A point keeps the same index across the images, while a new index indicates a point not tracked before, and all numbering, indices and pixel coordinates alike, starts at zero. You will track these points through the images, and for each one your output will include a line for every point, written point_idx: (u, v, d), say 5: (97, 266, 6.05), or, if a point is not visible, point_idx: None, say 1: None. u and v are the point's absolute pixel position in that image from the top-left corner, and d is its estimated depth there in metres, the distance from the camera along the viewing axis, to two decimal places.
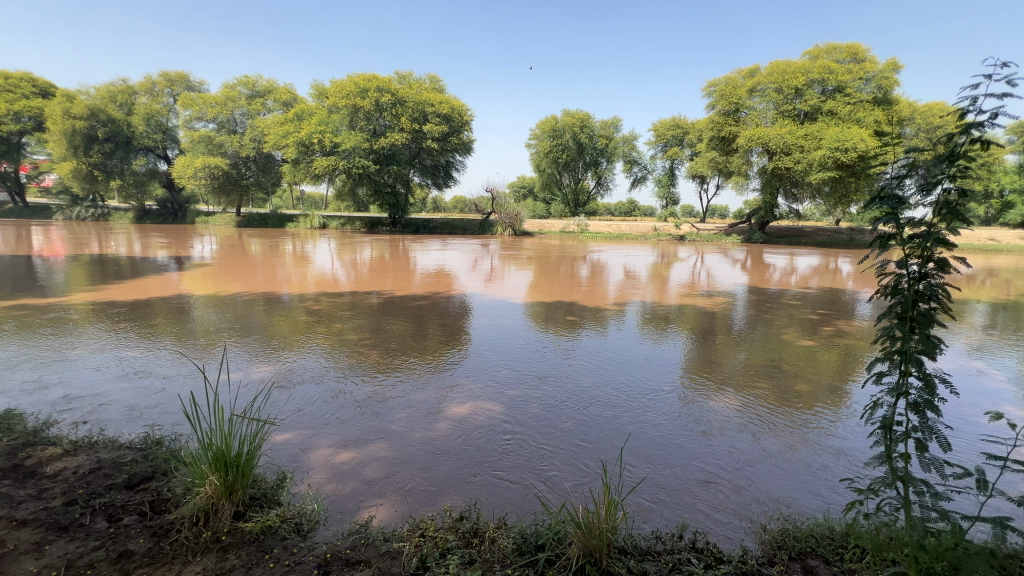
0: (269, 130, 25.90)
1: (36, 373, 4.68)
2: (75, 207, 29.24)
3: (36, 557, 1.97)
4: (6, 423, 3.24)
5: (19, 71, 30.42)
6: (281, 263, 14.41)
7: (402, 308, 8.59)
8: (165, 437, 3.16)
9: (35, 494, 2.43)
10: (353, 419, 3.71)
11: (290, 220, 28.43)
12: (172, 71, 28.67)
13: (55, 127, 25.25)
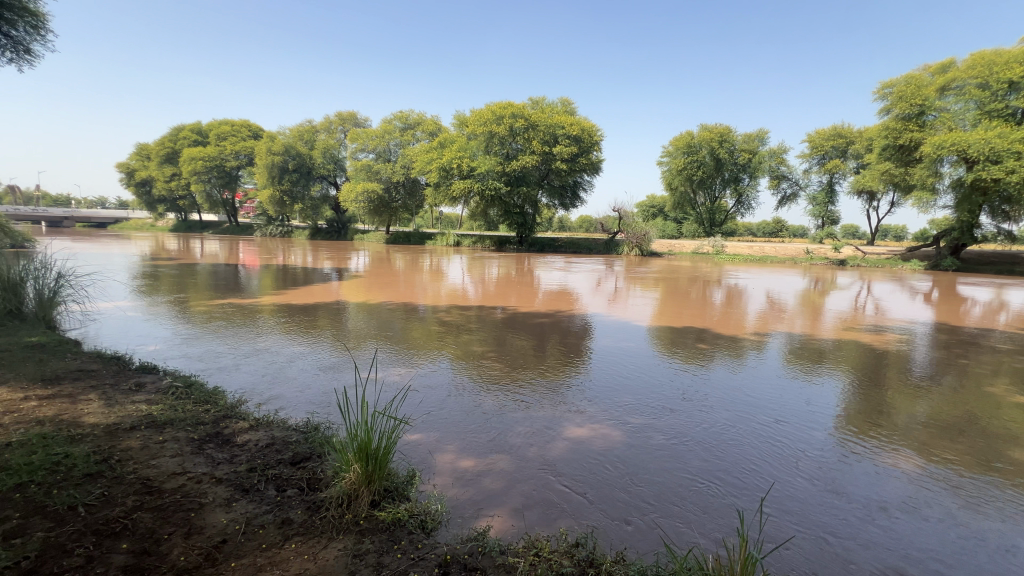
0: (417, 158, 28.99)
1: (234, 358, 5.79)
2: (269, 226, 35.87)
3: (226, 511, 2.40)
4: (213, 397, 4.05)
5: (242, 120, 38.85)
6: (419, 276, 15.91)
7: (525, 325, 8.81)
8: (322, 424, 3.64)
9: (228, 458, 2.97)
10: (475, 427, 3.88)
11: (430, 238, 31.24)
12: (345, 111, 33.91)
13: (260, 162, 31.48)
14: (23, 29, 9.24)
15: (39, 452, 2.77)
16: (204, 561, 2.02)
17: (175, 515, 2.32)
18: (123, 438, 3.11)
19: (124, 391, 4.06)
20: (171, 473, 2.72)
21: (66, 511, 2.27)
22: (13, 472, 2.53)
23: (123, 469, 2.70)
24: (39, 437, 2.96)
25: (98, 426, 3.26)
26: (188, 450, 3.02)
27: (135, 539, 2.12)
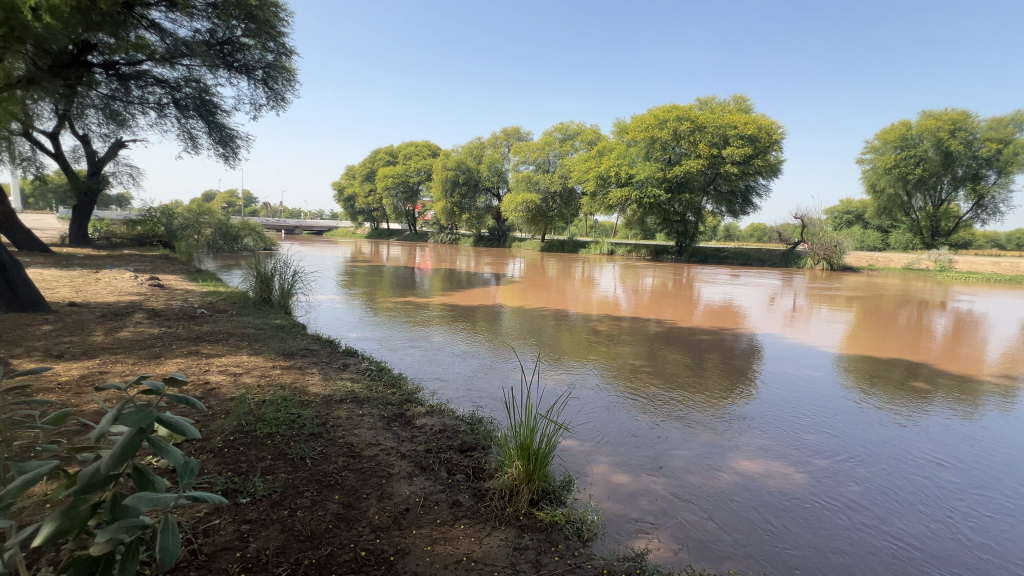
0: (575, 167, 29.53)
1: (411, 350, 6.64)
2: (441, 234, 40.22)
3: (409, 484, 2.75)
4: (398, 382, 4.69)
5: (425, 142, 44.70)
6: (571, 283, 16.17)
7: (683, 340, 8.26)
8: (485, 418, 3.93)
9: (410, 437, 3.41)
10: (630, 443, 3.76)
11: (584, 246, 31.43)
12: (510, 127, 36.44)
13: (438, 178, 35.60)
14: (280, 81, 12.07)
15: (282, 410, 3.56)
16: (392, 523, 2.34)
17: (371, 480, 2.74)
18: (336, 407, 3.81)
19: (335, 368, 4.97)
20: (368, 443, 3.22)
21: (299, 460, 2.87)
22: (267, 423, 3.30)
23: (335, 433, 3.30)
24: (283, 398, 3.80)
25: (319, 395, 4.05)
26: (380, 425, 3.56)
27: (342, 493, 2.57)
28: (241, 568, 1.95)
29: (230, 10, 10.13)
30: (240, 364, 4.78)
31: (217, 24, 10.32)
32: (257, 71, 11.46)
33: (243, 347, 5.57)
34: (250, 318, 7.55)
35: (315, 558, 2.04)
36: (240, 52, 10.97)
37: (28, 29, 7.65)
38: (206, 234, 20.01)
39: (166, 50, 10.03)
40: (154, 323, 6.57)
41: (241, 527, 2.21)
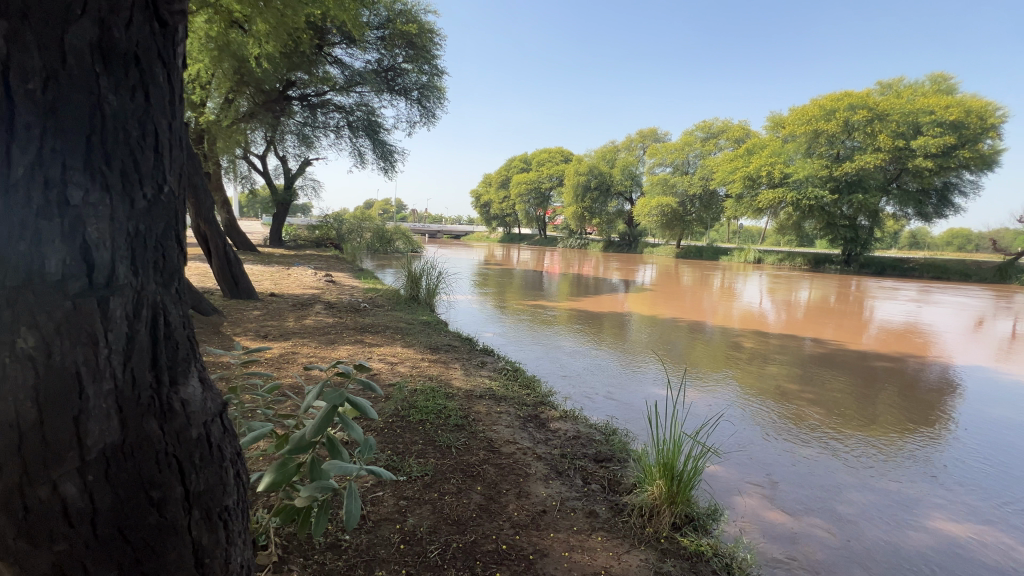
0: (718, 167, 27.33)
1: (541, 353, 6.76)
2: (570, 239, 40.29)
3: (545, 485, 2.81)
4: (532, 384, 4.82)
5: (559, 148, 45.76)
6: (708, 293, 15.00)
7: (850, 365, 7.09)
8: (620, 430, 3.83)
9: (545, 439, 3.48)
10: (786, 477, 3.34)
11: (725, 253, 28.78)
12: (647, 129, 35.54)
13: (570, 183, 35.90)
14: (432, 100, 13.21)
15: (431, 399, 3.90)
16: (531, 522, 2.40)
17: (509, 476, 2.86)
18: (476, 402, 4.06)
19: (474, 365, 5.31)
20: (506, 440, 3.37)
21: (445, 448, 3.11)
22: (418, 410, 3.65)
23: (476, 427, 3.52)
24: (431, 389, 4.16)
25: (462, 389, 4.36)
26: (517, 424, 3.70)
27: (484, 485, 2.73)
28: (401, 539, 2.18)
29: (395, 40, 11.63)
30: (395, 355, 5.37)
31: (384, 54, 11.85)
32: (413, 92, 12.78)
33: (397, 339, 6.25)
34: (401, 313, 8.45)
35: (463, 543, 2.19)
36: (400, 76, 12.39)
37: (252, 74, 9.88)
38: (366, 237, 23.06)
39: (344, 80, 11.71)
40: (329, 313, 7.74)
41: (400, 502, 2.47)
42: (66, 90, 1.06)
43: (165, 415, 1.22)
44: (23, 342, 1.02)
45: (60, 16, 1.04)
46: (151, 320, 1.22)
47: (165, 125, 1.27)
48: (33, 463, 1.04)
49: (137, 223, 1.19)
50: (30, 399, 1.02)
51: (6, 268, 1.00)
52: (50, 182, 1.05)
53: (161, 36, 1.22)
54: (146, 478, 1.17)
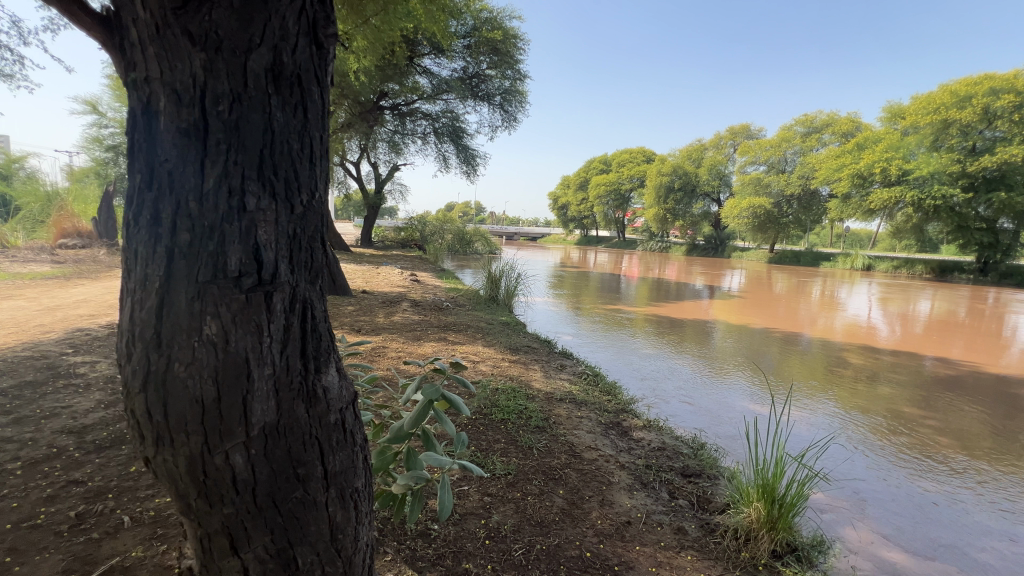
0: (821, 165, 24.92)
1: (621, 358, 6.60)
2: (650, 242, 38.82)
3: (629, 496, 2.73)
4: (614, 390, 4.72)
5: (641, 149, 44.56)
6: (806, 303, 13.73)
7: (987, 390, 6.11)
8: (709, 446, 3.62)
9: (628, 448, 3.38)
10: (906, 513, 2.96)
11: (827, 259, 26.11)
12: (739, 125, 33.46)
13: (652, 184, 34.67)
14: (514, 104, 13.40)
15: (512, 399, 3.96)
16: (616, 532, 2.35)
17: (592, 483, 2.81)
18: (556, 405, 4.05)
19: (554, 368, 5.31)
20: (587, 445, 3.32)
21: (527, 449, 3.14)
22: (499, 409, 3.71)
23: (557, 430, 3.51)
24: (512, 389, 4.21)
25: (542, 391, 4.38)
26: (598, 430, 3.63)
27: (566, 488, 2.71)
28: (486, 535, 2.23)
29: (481, 47, 11.98)
30: (477, 353, 5.51)
31: (469, 61, 12.23)
32: (496, 97, 13.08)
33: (478, 338, 6.42)
34: (481, 313, 8.67)
35: (546, 545, 2.19)
36: (484, 82, 12.72)
37: (351, 87, 10.67)
38: (448, 239, 23.96)
39: (431, 88, 12.26)
40: (415, 311, 8.14)
41: (484, 498, 2.53)
42: (247, 109, 1.09)
43: (311, 400, 1.28)
44: (207, 330, 1.10)
45: (241, 45, 1.06)
46: (303, 315, 1.26)
47: (319, 137, 1.29)
48: (210, 437, 1.14)
49: (296, 227, 1.22)
50: (209, 380, 1.11)
51: (197, 263, 1.08)
52: (231, 190, 1.10)
53: (318, 59, 1.23)
54: (295, 457, 1.25)
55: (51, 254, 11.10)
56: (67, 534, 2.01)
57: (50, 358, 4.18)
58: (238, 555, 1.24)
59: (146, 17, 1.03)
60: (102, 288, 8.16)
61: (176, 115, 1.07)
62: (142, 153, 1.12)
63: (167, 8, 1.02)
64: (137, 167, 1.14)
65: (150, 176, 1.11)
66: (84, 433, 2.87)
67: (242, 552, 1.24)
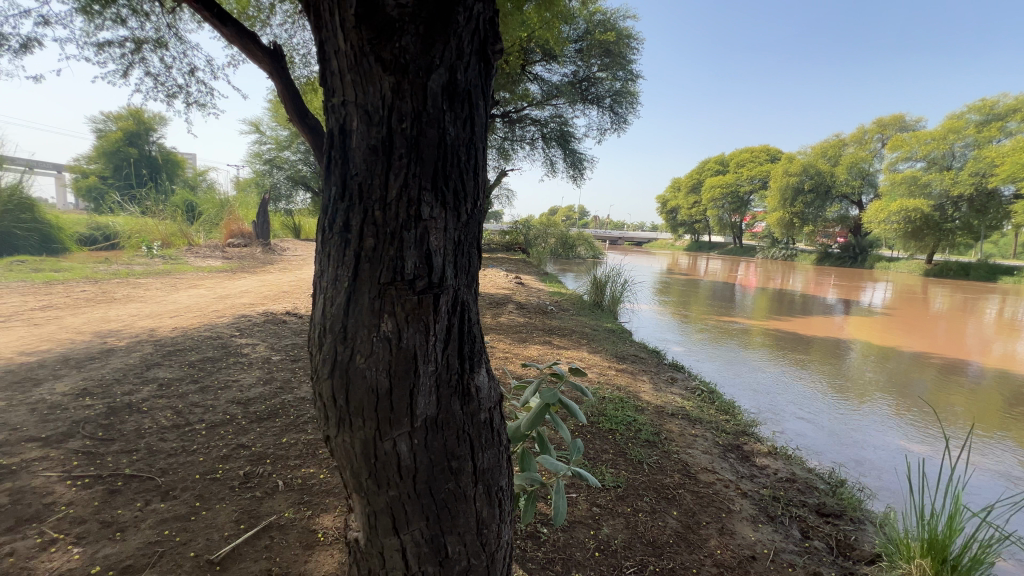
0: (1003, 159, 20.57)
1: (738, 374, 6.09)
2: (772, 249, 35.17)
3: (753, 528, 2.48)
4: (732, 409, 4.36)
5: (765, 147, 40.95)
6: (975, 325, 11.44)
7: None
8: (851, 485, 3.17)
9: (750, 475, 3.10)
10: None
11: (1009, 273, 21.40)
12: (889, 116, 29.11)
13: (776, 185, 31.49)
14: (625, 105, 12.93)
15: (620, 409, 3.84)
16: (738, 566, 2.15)
17: (709, 508, 2.62)
18: (668, 420, 3.84)
19: (664, 381, 5.05)
20: (703, 467, 3.10)
21: (637, 463, 3.02)
22: (607, 419, 3.62)
23: (670, 447, 3.32)
24: (620, 399, 4.09)
25: (651, 403, 4.19)
26: (715, 452, 3.37)
27: (680, 510, 2.56)
28: (596, 546, 2.18)
29: (593, 50, 11.84)
30: (582, 359, 5.46)
31: (580, 65, 12.09)
32: (606, 99, 12.68)
33: (583, 344, 6.36)
34: (585, 318, 8.56)
35: (659, 568, 2.08)
36: (595, 85, 12.38)
37: None
38: (551, 243, 24.07)
39: (541, 94, 12.38)
40: (520, 313, 8.30)
41: (593, 508, 2.48)
42: (426, 125, 1.21)
43: (466, 398, 1.40)
44: (383, 327, 1.25)
45: (424, 66, 1.17)
46: (460, 315, 1.36)
47: (481, 148, 1.39)
48: (382, 423, 1.29)
49: (460, 234, 1.33)
50: (384, 371, 1.26)
51: (381, 267, 1.22)
52: (409, 201, 1.22)
53: (482, 74, 1.33)
54: (450, 450, 1.37)
55: (222, 251, 13.28)
56: (238, 489, 2.38)
57: (223, 338, 4.99)
58: (398, 535, 1.38)
59: (347, 48, 1.18)
60: (258, 281, 9.56)
61: (366, 133, 1.21)
62: (337, 169, 1.28)
63: (365, 39, 1.14)
64: (332, 183, 1.32)
65: (343, 189, 1.27)
66: (248, 404, 3.38)
67: (402, 533, 1.37)
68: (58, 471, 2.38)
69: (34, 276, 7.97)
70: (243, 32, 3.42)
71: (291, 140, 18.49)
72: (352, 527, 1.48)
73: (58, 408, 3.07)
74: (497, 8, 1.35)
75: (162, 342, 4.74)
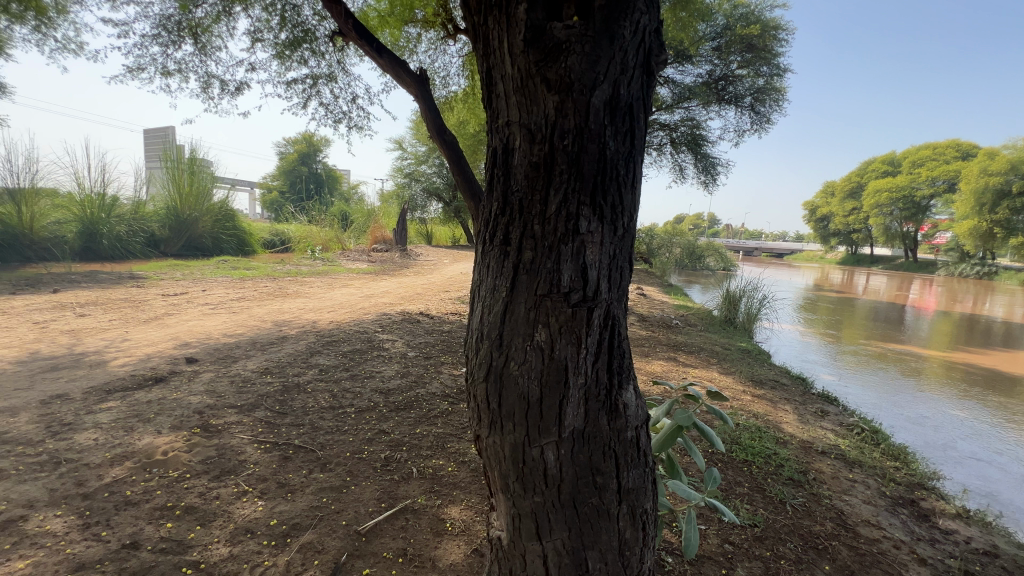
0: None
1: (909, 410, 5.12)
2: (960, 264, 28.80)
3: None
4: (903, 455, 3.67)
5: (954, 141, 33.96)
6: None
7: None
8: None
9: (929, 538, 2.56)
10: None
11: None
12: None
13: (968, 187, 25.86)
14: (768, 103, 11.58)
15: (757, 440, 3.46)
16: None
17: (873, 569, 2.22)
18: (817, 459, 3.37)
19: (812, 413, 4.44)
20: (865, 520, 2.64)
21: (779, 503, 2.69)
22: (742, 449, 3.28)
23: (820, 490, 2.90)
24: (758, 428, 3.69)
25: (796, 437, 3.71)
26: (881, 504, 2.86)
27: (833, 565, 2.21)
28: None
29: (732, 46, 10.99)
30: (711, 380, 5.05)
31: (717, 63, 11.26)
32: (745, 99, 11.51)
33: (712, 363, 5.88)
34: (715, 336, 7.91)
35: None
36: (733, 83, 11.34)
37: None
38: (676, 253, 22.73)
39: (673, 98, 11.74)
40: (643, 326, 7.97)
41: (725, 546, 2.26)
42: (587, 140, 1.25)
43: (613, 412, 1.42)
44: (538, 336, 1.33)
45: (588, 83, 1.22)
46: (612, 328, 1.39)
47: (640, 162, 1.40)
48: (532, 429, 1.37)
49: (615, 249, 1.36)
50: (537, 380, 1.34)
51: (540, 279, 1.31)
52: (568, 216, 1.28)
53: (645, 86, 1.35)
54: (595, 465, 1.40)
55: (368, 256, 15.00)
56: (380, 470, 2.65)
57: (369, 333, 5.62)
58: (540, 542, 1.42)
59: (514, 72, 1.28)
60: (397, 283, 10.59)
61: (528, 151, 1.29)
62: (499, 187, 1.39)
63: (533, 62, 1.24)
64: (493, 199, 1.43)
65: (504, 204, 1.37)
66: (389, 394, 3.76)
67: (544, 541, 1.42)
68: (248, 434, 2.90)
69: (232, 273, 9.83)
70: (396, 61, 3.86)
71: (428, 155, 20.25)
72: (494, 526, 1.56)
73: (248, 382, 3.74)
74: (662, 18, 1.39)
75: (322, 333, 5.50)
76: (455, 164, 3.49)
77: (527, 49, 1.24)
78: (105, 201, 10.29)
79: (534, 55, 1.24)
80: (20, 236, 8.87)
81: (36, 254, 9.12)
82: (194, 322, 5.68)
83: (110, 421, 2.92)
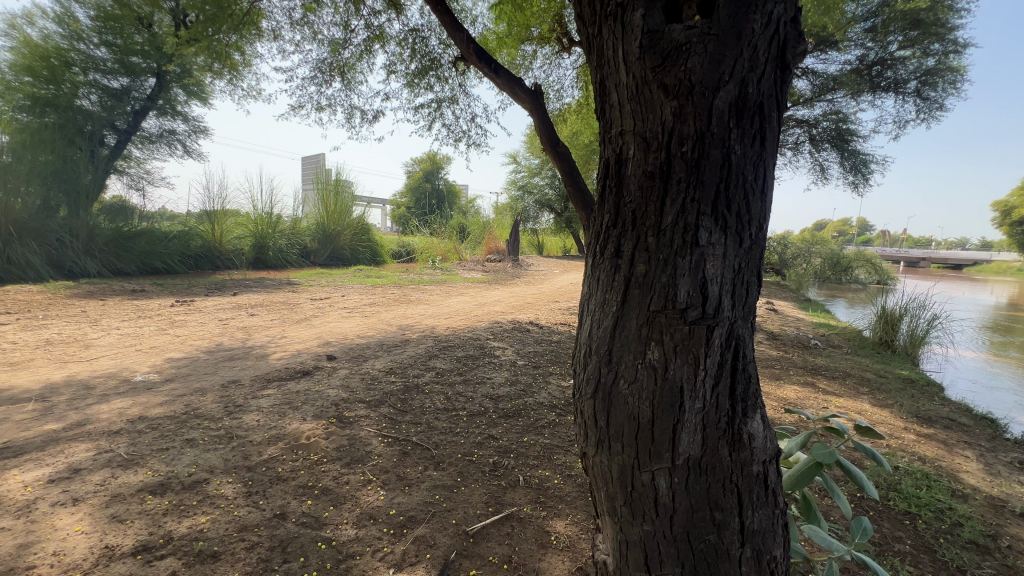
0: None
1: None
2: None
3: None
4: None
5: None
6: None
7: None
8: None
9: None
10: None
11: None
12: None
13: None
14: (940, 87, 9.76)
15: (925, 490, 2.87)
16: None
17: None
18: (1013, 522, 2.69)
19: (1007, 464, 3.56)
20: None
21: (954, 570, 2.20)
22: (903, 498, 2.75)
23: (1017, 562, 2.30)
24: (926, 475, 3.07)
25: (982, 493, 3.01)
26: None
27: None
28: None
29: (892, 25, 9.49)
30: (861, 412, 4.35)
31: (871, 46, 9.84)
32: (909, 83, 9.83)
33: (862, 393, 5.06)
34: (865, 360, 6.82)
35: None
36: (892, 68, 9.83)
37: None
38: (815, 263, 20.21)
39: (813, 91, 10.53)
40: (774, 344, 7.18)
41: None
42: (709, 146, 1.16)
43: (736, 444, 1.29)
44: (650, 355, 1.27)
45: (711, 85, 1.14)
46: (734, 349, 1.27)
47: (771, 166, 1.27)
48: (642, 452, 1.30)
49: (740, 262, 1.24)
50: (648, 400, 1.27)
51: (652, 294, 1.25)
52: (687, 226, 1.20)
53: (779, 83, 1.23)
54: (714, 499, 1.28)
55: (482, 265, 15.74)
56: (488, 474, 2.74)
57: (482, 341, 5.86)
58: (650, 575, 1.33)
59: (629, 80, 1.25)
60: (509, 292, 10.94)
61: (643, 159, 1.24)
62: (611, 198, 1.35)
63: (649, 68, 1.19)
64: (604, 211, 1.39)
65: (616, 216, 1.34)
66: (499, 401, 3.87)
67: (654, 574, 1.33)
68: (373, 428, 3.19)
69: (367, 281, 11.02)
70: (513, 78, 4.00)
71: (541, 167, 20.71)
72: (599, 548, 1.50)
73: (376, 380, 4.14)
74: (800, 6, 1.25)
75: (440, 338, 5.88)
76: (567, 175, 3.52)
77: (644, 56, 1.20)
78: (272, 219, 12.20)
79: (651, 60, 1.19)
80: (212, 249, 10.98)
81: (223, 263, 11.21)
82: (335, 324, 6.47)
83: (269, 406, 3.44)
